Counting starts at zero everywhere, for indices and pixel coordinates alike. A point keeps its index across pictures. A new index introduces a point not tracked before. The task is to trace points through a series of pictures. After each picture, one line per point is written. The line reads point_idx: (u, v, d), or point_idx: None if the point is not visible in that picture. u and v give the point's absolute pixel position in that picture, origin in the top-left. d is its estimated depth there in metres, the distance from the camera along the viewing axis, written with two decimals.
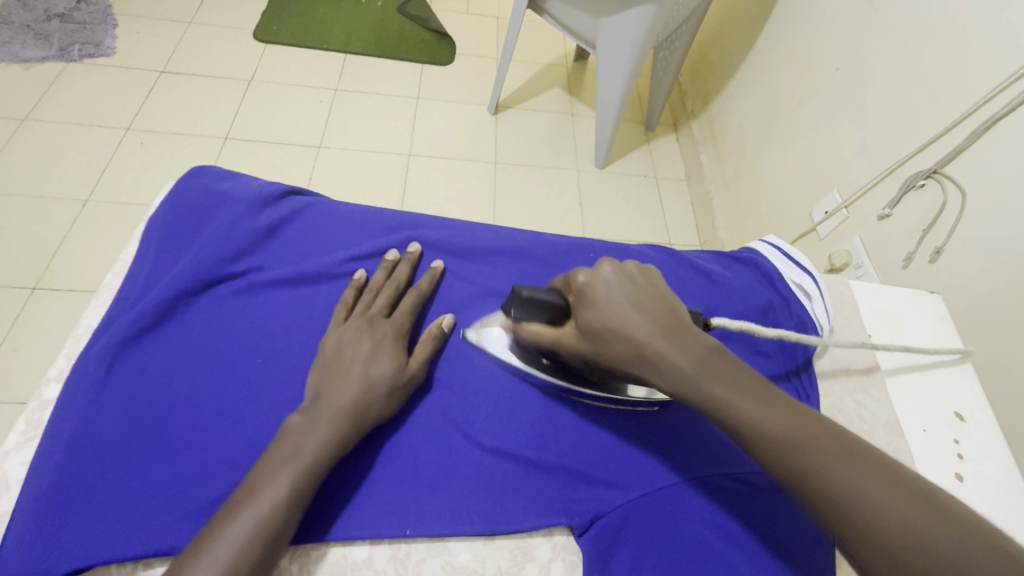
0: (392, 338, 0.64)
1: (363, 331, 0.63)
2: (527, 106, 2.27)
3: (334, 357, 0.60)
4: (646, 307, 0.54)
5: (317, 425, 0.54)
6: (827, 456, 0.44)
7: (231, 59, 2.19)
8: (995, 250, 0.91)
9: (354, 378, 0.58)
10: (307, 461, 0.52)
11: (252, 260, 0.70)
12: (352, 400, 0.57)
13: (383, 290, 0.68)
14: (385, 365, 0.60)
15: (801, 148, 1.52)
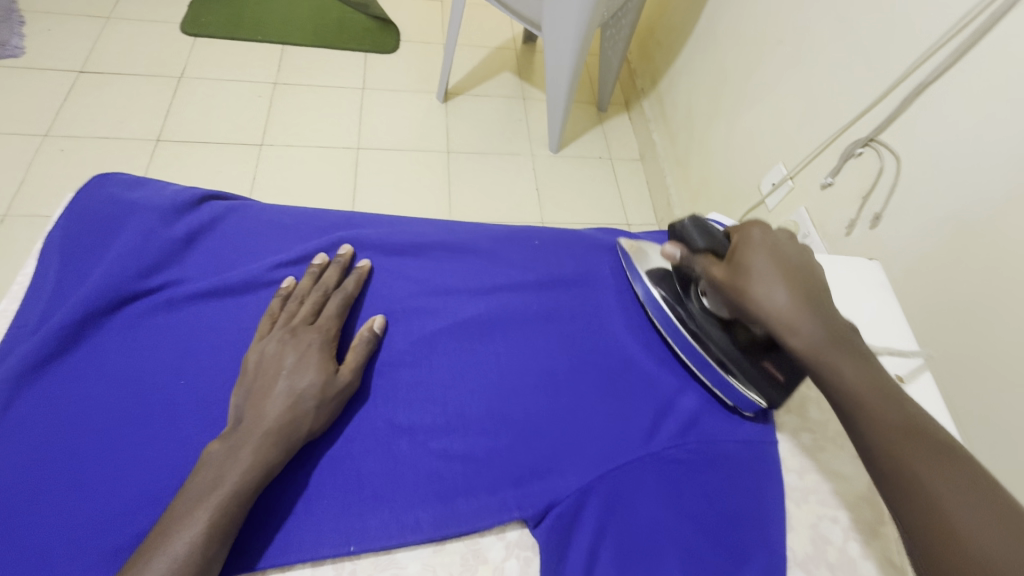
0: (318, 347, 0.60)
1: (286, 342, 0.59)
2: (477, 92, 2.22)
3: (257, 374, 0.57)
4: (809, 277, 0.57)
5: (240, 448, 0.52)
6: (895, 433, 0.47)
7: (157, 55, 2.05)
8: (929, 214, 0.93)
9: (279, 394, 0.55)
10: (229, 489, 0.49)
11: (169, 273, 0.64)
12: (277, 419, 0.54)
13: (308, 297, 0.64)
14: (311, 377, 0.57)
15: (747, 122, 1.54)
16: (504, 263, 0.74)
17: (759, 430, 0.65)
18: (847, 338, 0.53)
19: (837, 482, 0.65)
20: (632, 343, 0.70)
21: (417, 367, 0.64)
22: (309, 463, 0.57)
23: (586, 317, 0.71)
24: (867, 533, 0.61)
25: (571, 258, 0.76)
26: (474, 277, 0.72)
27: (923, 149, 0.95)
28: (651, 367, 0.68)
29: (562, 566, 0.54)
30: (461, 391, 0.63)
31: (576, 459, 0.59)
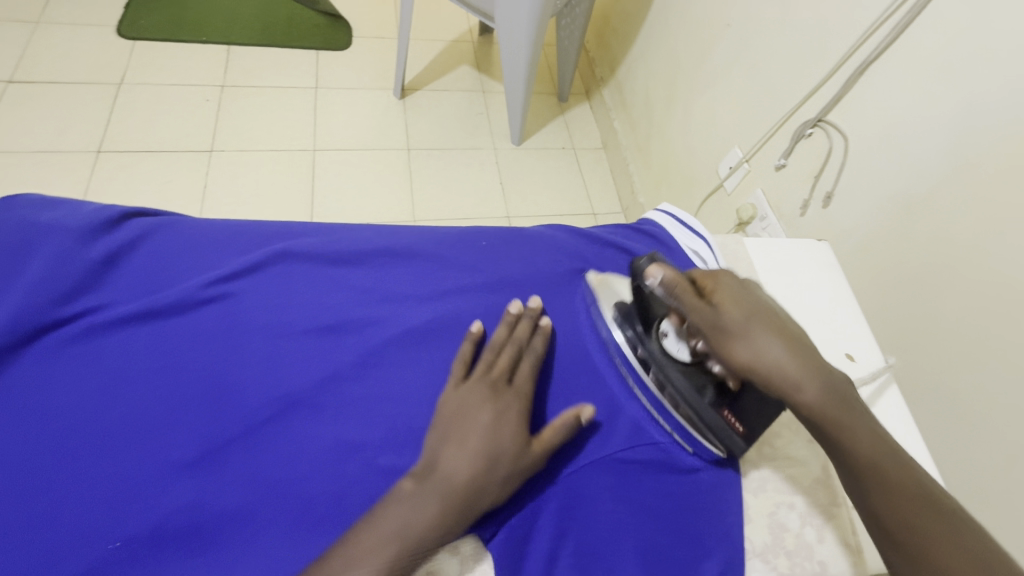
0: (519, 409, 0.58)
1: (490, 399, 0.58)
2: (435, 86, 2.18)
3: (455, 421, 0.57)
4: (787, 327, 0.57)
5: (423, 498, 0.51)
6: (889, 486, 0.49)
7: (93, 61, 1.94)
8: (876, 192, 0.95)
9: (474, 450, 0.54)
10: (413, 539, 0.49)
11: (90, 298, 0.60)
12: (469, 476, 0.53)
13: (506, 349, 0.63)
14: (511, 436, 0.56)
15: (703, 107, 1.54)
16: (453, 266, 0.72)
17: None
18: (840, 388, 0.54)
19: (793, 465, 0.66)
20: (586, 338, 0.68)
21: (366, 380, 0.61)
22: (252, 488, 0.53)
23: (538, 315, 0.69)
24: (821, 513, 0.63)
25: (521, 257, 0.74)
26: (422, 283, 0.69)
27: (867, 129, 0.97)
28: (605, 362, 0.67)
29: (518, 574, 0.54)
30: (410, 402, 0.60)
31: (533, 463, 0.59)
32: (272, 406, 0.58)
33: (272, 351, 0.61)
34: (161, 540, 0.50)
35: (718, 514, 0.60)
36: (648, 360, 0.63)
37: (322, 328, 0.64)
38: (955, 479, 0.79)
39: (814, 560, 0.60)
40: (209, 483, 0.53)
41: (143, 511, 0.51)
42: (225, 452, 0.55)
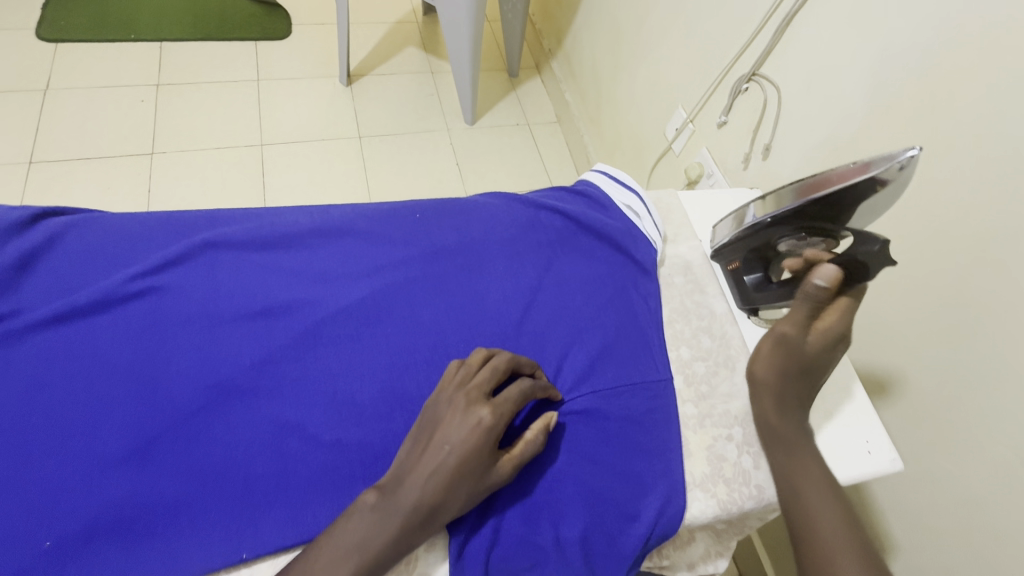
0: (491, 431, 0.54)
1: (458, 409, 0.54)
2: (382, 71, 2.13)
3: (428, 437, 0.54)
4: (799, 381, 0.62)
5: (387, 513, 0.50)
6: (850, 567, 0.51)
7: (13, 68, 1.83)
8: (807, 141, 0.98)
9: (433, 472, 0.51)
10: (373, 552, 0.49)
11: (4, 304, 0.58)
12: (426, 495, 0.51)
13: (496, 365, 0.58)
14: (471, 456, 0.52)
15: (647, 72, 1.55)
16: (386, 242, 0.71)
17: (655, 370, 0.68)
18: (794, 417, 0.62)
19: (728, 401, 0.69)
20: (522, 302, 0.70)
21: (302, 361, 0.61)
22: (190, 479, 0.53)
23: (474, 283, 0.70)
24: (757, 442, 0.66)
25: (455, 229, 0.74)
26: (356, 262, 0.69)
27: (796, 78, 0.99)
28: (541, 323, 0.69)
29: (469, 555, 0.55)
30: (349, 378, 0.61)
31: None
32: (206, 394, 0.57)
33: (204, 339, 0.60)
34: (98, 537, 0.50)
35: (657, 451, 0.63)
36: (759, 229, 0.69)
37: (255, 311, 0.63)
38: (889, 402, 0.84)
39: (752, 485, 0.64)
40: (145, 477, 0.53)
41: (78, 510, 0.50)
42: (160, 445, 0.54)
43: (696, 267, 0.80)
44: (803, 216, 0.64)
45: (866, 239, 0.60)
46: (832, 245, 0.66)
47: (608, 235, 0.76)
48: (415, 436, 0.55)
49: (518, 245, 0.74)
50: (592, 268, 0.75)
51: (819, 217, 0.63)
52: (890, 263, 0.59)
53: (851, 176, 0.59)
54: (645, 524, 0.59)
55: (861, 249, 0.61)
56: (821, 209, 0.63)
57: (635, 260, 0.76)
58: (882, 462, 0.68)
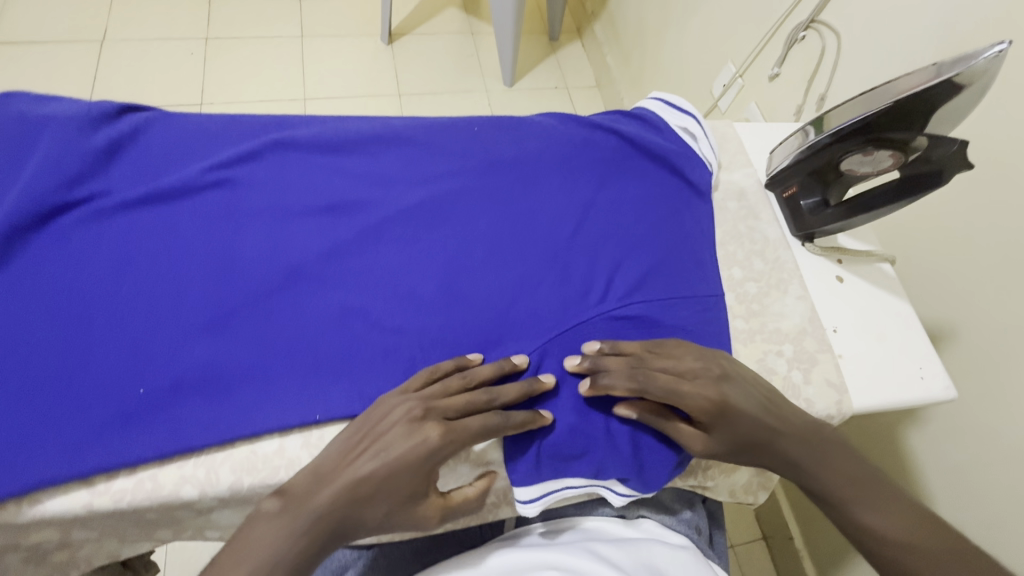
0: (433, 454, 0.51)
1: (409, 422, 0.51)
2: (423, 30, 2.13)
3: (371, 435, 0.51)
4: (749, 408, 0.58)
5: (297, 517, 0.48)
6: (875, 506, 0.55)
7: (73, 19, 1.90)
8: (869, 81, 0.95)
9: (364, 479, 0.50)
10: (280, 559, 0.47)
11: (95, 184, 0.62)
12: (338, 508, 0.49)
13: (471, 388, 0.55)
14: (406, 472, 0.50)
15: (695, 27, 1.51)
16: (443, 152, 0.73)
17: (706, 285, 0.69)
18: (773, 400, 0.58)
19: (779, 320, 0.69)
20: (575, 214, 0.71)
21: (366, 254, 0.64)
22: (265, 348, 0.57)
23: (528, 195, 0.71)
24: (807, 359, 0.67)
25: (510, 143, 0.75)
26: (415, 168, 0.71)
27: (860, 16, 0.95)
28: (594, 234, 0.70)
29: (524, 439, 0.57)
30: (409, 272, 0.63)
31: (515, 322, 0.62)
32: (279, 276, 0.61)
33: (276, 229, 0.63)
34: (184, 390, 0.54)
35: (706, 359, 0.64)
36: (823, 146, 0.67)
37: (321, 207, 0.66)
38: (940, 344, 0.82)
39: (800, 397, 0.64)
40: (226, 343, 0.56)
41: (166, 366, 0.54)
42: (237, 317, 0.58)
43: (749, 194, 0.79)
44: (870, 128, 0.62)
45: (943, 143, 0.60)
46: (901, 159, 0.64)
47: (663, 155, 0.76)
48: (355, 429, 0.52)
49: (573, 161, 0.75)
50: (645, 187, 0.75)
51: (890, 128, 0.61)
52: (967, 165, 0.61)
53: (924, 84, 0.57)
54: None
55: (936, 151, 0.61)
56: (892, 119, 0.60)
57: (689, 181, 0.76)
58: (935, 389, 0.67)
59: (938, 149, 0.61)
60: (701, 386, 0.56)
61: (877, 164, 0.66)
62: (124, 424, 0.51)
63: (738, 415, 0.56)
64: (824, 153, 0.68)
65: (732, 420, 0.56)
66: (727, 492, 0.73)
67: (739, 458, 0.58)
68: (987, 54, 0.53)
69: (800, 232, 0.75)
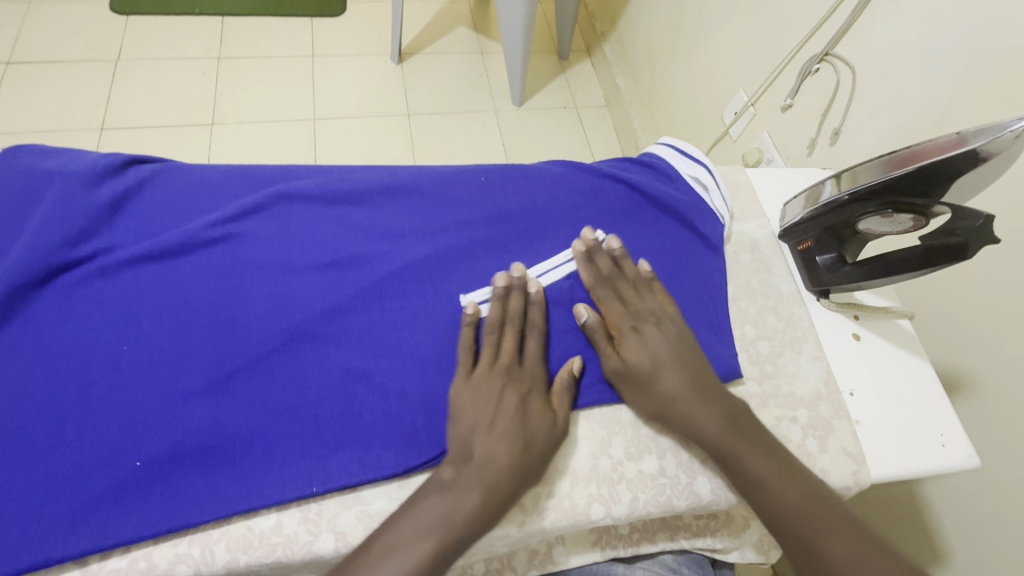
0: (537, 391, 0.58)
1: (506, 387, 0.57)
2: (433, 50, 2.13)
3: (468, 412, 0.56)
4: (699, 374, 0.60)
5: (458, 494, 0.51)
6: (833, 547, 0.50)
7: (91, 37, 1.91)
8: (886, 122, 0.92)
9: (505, 435, 0.54)
10: (454, 534, 0.49)
11: (98, 240, 0.62)
12: (508, 468, 0.52)
13: (507, 330, 0.61)
14: (535, 417, 0.56)
15: (706, 53, 1.49)
16: (451, 204, 0.72)
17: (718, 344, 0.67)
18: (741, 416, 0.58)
19: (793, 382, 0.67)
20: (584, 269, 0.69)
21: (368, 312, 0.62)
22: (265, 413, 0.55)
23: (537, 249, 0.70)
24: (823, 426, 0.64)
25: (519, 194, 0.74)
26: (422, 220, 0.70)
27: (876, 57, 0.93)
28: None
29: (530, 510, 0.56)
30: (412, 331, 0.62)
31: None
32: (281, 335, 0.59)
33: (278, 284, 0.62)
34: (183, 459, 0.52)
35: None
36: (840, 205, 0.65)
37: (325, 261, 0.65)
38: None
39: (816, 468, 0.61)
40: (225, 407, 0.55)
41: (164, 434, 0.53)
42: (239, 379, 0.57)
43: (762, 245, 0.78)
44: (890, 191, 0.61)
45: (966, 215, 0.58)
46: (922, 222, 0.63)
47: (674, 207, 0.75)
48: (458, 409, 0.56)
49: (582, 213, 0.74)
50: (656, 240, 0.73)
51: (911, 192, 0.60)
52: (994, 241, 0.57)
53: (949, 150, 0.56)
54: (702, 497, 0.59)
55: (961, 224, 0.59)
56: (912, 183, 0.59)
57: (701, 233, 0.74)
58: (956, 457, 0.65)
59: (964, 221, 0.58)
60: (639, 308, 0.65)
61: (897, 225, 0.64)
62: (119, 499, 0.50)
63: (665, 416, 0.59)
64: (840, 213, 0.66)
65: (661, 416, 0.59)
66: (736, 554, 0.69)
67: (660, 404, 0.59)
68: (1014, 127, 0.51)
69: (816, 289, 0.73)
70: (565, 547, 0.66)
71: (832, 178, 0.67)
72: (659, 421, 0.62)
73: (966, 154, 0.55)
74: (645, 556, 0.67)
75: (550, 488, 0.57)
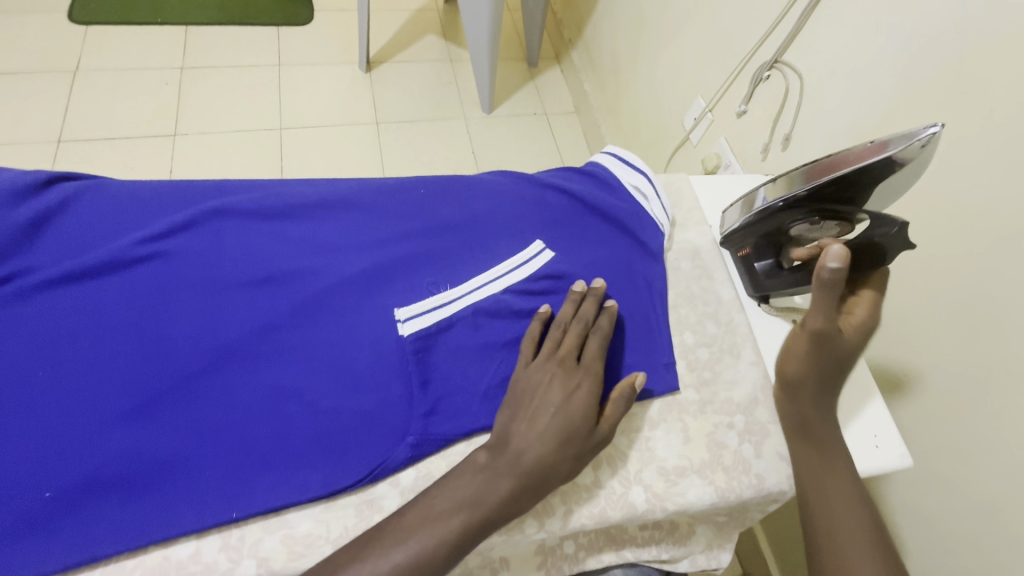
0: (588, 386, 0.58)
1: (555, 377, 0.58)
2: (401, 58, 2.12)
3: (521, 396, 0.57)
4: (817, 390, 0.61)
5: (494, 480, 0.51)
6: (854, 533, 0.53)
7: (47, 47, 1.87)
8: (827, 129, 0.93)
9: (546, 429, 0.54)
10: (481, 518, 0.50)
11: (16, 263, 0.60)
12: (542, 459, 0.52)
13: (572, 327, 0.62)
14: (582, 410, 0.56)
15: (666, 60, 1.50)
16: (390, 217, 0.72)
17: (656, 352, 0.67)
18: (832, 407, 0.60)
19: (731, 388, 0.68)
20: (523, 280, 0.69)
21: (300, 330, 0.61)
22: (188, 437, 0.54)
23: (475, 260, 0.69)
24: (759, 430, 0.65)
25: (459, 205, 0.74)
26: (359, 234, 0.69)
27: (817, 66, 0.94)
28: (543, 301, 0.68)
29: None
30: (344, 348, 0.61)
31: (448, 401, 0.60)
32: (207, 356, 0.58)
33: (206, 304, 0.61)
34: (98, 488, 0.51)
35: (647, 431, 0.63)
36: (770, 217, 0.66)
37: (256, 279, 0.64)
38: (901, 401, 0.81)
39: (751, 473, 0.62)
40: (147, 431, 0.54)
41: (78, 462, 0.51)
42: (162, 403, 0.55)
43: (704, 252, 0.79)
44: (817, 198, 0.62)
45: (883, 221, 0.60)
46: (847, 228, 0.65)
47: (614, 216, 0.75)
48: (515, 396, 0.57)
49: (522, 224, 0.73)
50: (596, 249, 0.73)
51: (836, 200, 0.61)
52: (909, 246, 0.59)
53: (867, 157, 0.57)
54: (636, 507, 0.59)
55: (878, 231, 0.60)
56: (837, 189, 0.60)
57: (640, 242, 0.74)
58: (890, 458, 0.66)
59: (881, 228, 0.60)
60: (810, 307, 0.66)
61: (826, 231, 0.67)
62: (29, 532, 0.48)
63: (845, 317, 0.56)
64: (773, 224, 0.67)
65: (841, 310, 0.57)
66: (686, 563, 0.70)
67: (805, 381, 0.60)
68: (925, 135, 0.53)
69: (758, 294, 0.74)
70: (508, 568, 0.65)
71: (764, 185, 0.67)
72: None
73: (883, 163, 0.56)
74: (594, 572, 0.68)
75: None
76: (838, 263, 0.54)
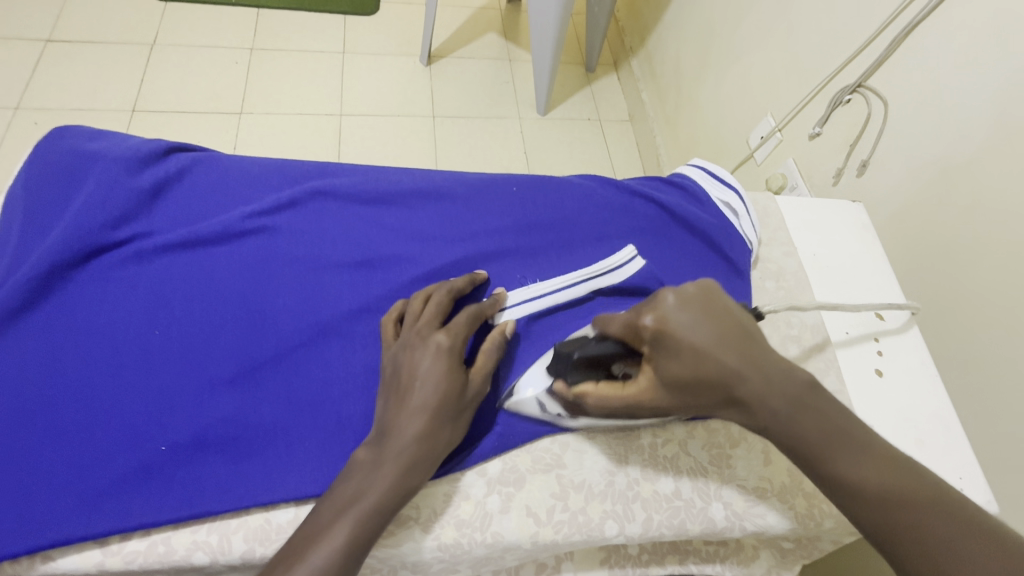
0: (449, 347, 0.54)
1: (415, 347, 0.55)
2: (462, 54, 2.14)
3: (393, 377, 0.54)
4: (774, 363, 0.50)
5: (378, 466, 0.49)
6: (942, 533, 0.43)
7: (127, 21, 1.94)
8: (917, 156, 0.87)
9: (416, 405, 0.52)
10: (373, 503, 0.48)
11: (138, 225, 0.63)
12: (417, 435, 0.51)
13: (432, 297, 0.59)
14: (445, 371, 0.53)
15: (734, 75, 1.46)
16: (481, 211, 0.72)
17: None
18: (804, 393, 0.49)
19: None
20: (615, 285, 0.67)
21: None
22: (288, 406, 0.56)
23: (563, 263, 0.70)
24: None
25: (550, 205, 0.75)
26: (451, 226, 0.70)
27: (907, 92, 0.88)
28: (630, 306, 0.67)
29: (544, 523, 0.56)
30: None
31: None
32: (308, 331, 0.60)
33: (307, 280, 0.63)
34: (204, 449, 0.53)
35: (728, 449, 0.63)
36: None
37: (354, 260, 0.65)
38: None
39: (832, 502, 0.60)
40: (250, 398, 0.56)
41: (188, 422, 0.54)
42: (265, 371, 0.57)
43: (788, 274, 0.78)
44: None
45: None
46: None
47: (703, 231, 0.75)
48: (388, 375, 0.55)
49: (611, 229, 0.74)
50: (685, 262, 0.73)
51: None
52: None
53: None
54: (716, 522, 0.58)
55: None
56: None
57: (729, 258, 0.74)
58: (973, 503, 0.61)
59: None
60: (637, 315, 0.51)
61: None
62: (144, 482, 0.51)
63: (680, 344, 0.49)
64: None
65: (674, 352, 0.49)
66: None
67: (753, 374, 0.49)
68: None
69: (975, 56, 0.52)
70: (574, 563, 0.66)
71: (740, 221, 0.78)
72: (677, 442, 0.62)
73: None
74: None
75: (565, 500, 0.57)
76: (652, 317, 0.50)
